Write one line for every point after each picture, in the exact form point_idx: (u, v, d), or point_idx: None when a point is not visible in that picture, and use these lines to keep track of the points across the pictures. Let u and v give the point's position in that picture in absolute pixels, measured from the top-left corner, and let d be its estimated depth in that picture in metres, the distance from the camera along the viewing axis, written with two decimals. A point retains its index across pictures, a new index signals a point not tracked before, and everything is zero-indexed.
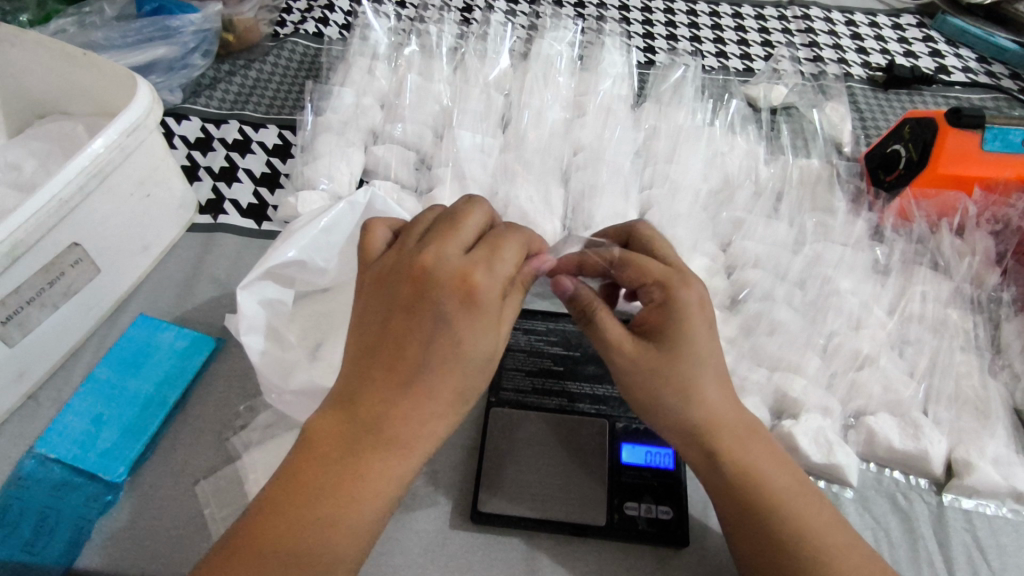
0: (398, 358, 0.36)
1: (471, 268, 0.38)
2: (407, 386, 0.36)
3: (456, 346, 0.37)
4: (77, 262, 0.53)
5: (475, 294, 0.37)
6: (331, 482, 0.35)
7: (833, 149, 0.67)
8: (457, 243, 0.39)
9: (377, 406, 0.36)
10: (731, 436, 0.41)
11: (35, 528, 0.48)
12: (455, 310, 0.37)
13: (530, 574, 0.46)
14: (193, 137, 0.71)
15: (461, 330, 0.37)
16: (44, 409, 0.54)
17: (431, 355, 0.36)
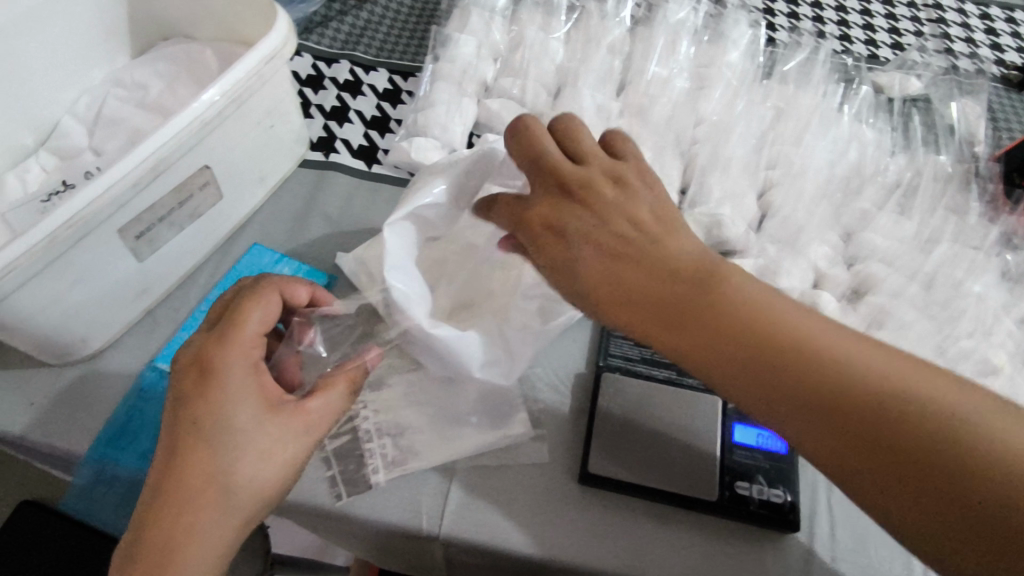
0: (176, 429, 0.38)
1: (208, 345, 0.40)
2: (200, 458, 0.37)
3: (219, 418, 0.38)
4: (205, 185, 0.53)
5: (208, 369, 0.39)
6: (166, 558, 0.35)
7: (967, 148, 0.64)
8: (223, 323, 0.41)
9: (180, 487, 0.36)
10: (763, 324, 0.35)
11: (157, 438, 0.50)
12: (191, 386, 0.39)
13: (636, 540, 0.47)
14: (304, 74, 0.71)
15: (198, 409, 0.38)
16: (160, 326, 0.55)
17: (199, 442, 0.37)
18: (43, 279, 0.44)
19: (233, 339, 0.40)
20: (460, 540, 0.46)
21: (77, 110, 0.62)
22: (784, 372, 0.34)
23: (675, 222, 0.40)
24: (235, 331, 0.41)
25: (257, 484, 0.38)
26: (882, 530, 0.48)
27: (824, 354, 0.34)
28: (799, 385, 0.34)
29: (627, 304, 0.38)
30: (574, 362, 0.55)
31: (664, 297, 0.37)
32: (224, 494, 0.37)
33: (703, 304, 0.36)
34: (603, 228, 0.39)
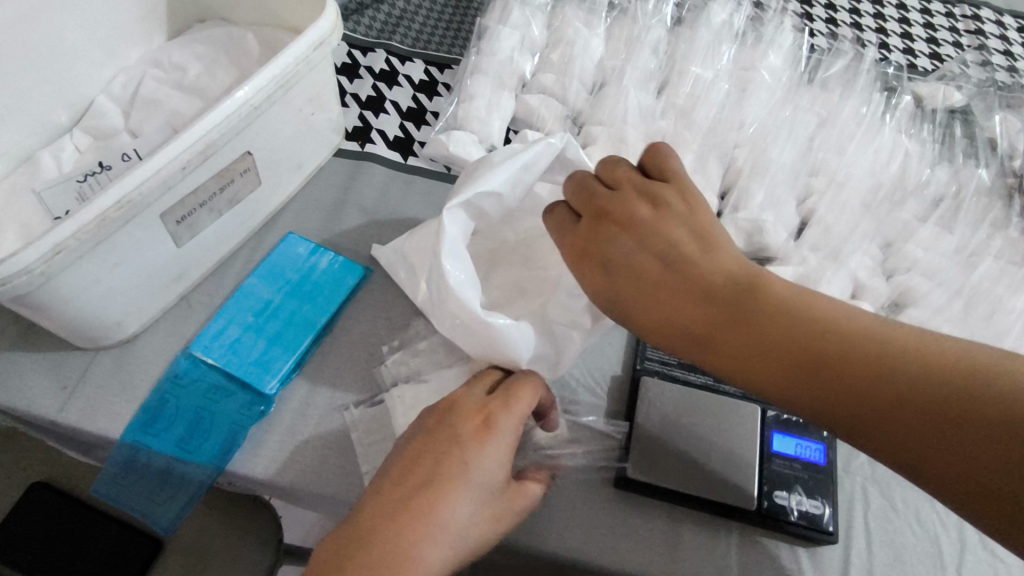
0: (437, 481, 0.37)
1: (495, 407, 0.40)
2: (445, 505, 0.37)
3: (466, 473, 0.38)
4: (246, 171, 0.52)
5: (494, 429, 0.39)
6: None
7: (1007, 163, 0.63)
8: (513, 393, 0.41)
9: (429, 531, 0.36)
10: (784, 326, 0.35)
11: (191, 425, 0.49)
12: (473, 440, 0.39)
13: (672, 545, 0.46)
14: (340, 62, 0.70)
15: (475, 463, 0.38)
16: (195, 312, 0.54)
17: (465, 497, 0.37)
18: (88, 262, 0.43)
19: (518, 416, 0.40)
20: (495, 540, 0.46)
21: (112, 90, 0.61)
22: (802, 373, 0.34)
23: (711, 234, 0.39)
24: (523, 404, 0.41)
25: (472, 551, 0.37)
26: (918, 545, 0.48)
27: (837, 345, 0.33)
28: (820, 378, 0.33)
29: (654, 315, 0.38)
30: (610, 364, 0.54)
31: (688, 315, 0.37)
32: (455, 551, 0.36)
33: (730, 320, 0.36)
34: (641, 254, 0.39)
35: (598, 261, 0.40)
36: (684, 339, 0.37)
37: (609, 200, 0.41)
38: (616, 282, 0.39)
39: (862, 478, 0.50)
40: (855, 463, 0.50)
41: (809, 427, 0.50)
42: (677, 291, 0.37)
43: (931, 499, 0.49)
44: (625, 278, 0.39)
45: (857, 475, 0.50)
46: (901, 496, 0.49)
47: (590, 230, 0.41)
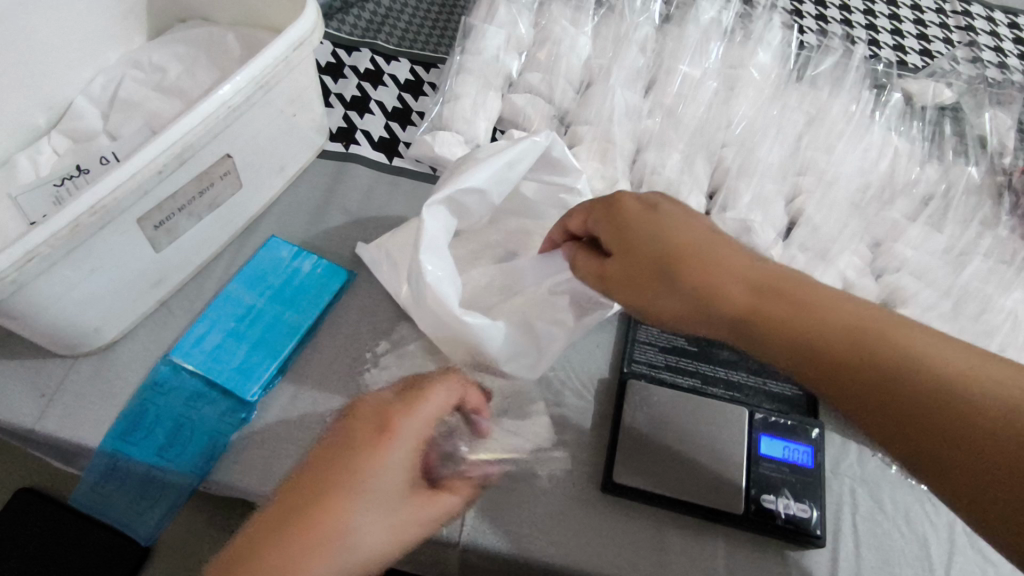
0: (331, 492, 0.35)
1: (398, 412, 0.39)
2: (341, 510, 0.35)
3: (370, 479, 0.36)
4: (226, 174, 0.52)
5: (388, 434, 0.37)
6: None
7: (997, 160, 0.63)
8: (422, 404, 0.39)
9: (323, 545, 0.33)
10: (822, 299, 0.36)
11: (171, 433, 0.48)
12: (363, 444, 0.37)
13: (659, 551, 0.46)
14: (324, 62, 0.69)
15: (361, 464, 0.36)
16: (176, 317, 0.54)
17: (353, 502, 0.35)
18: (61, 270, 0.42)
19: (417, 422, 0.39)
20: (480, 546, 0.46)
21: (91, 91, 0.60)
22: (834, 350, 0.34)
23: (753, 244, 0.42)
24: (431, 411, 0.39)
25: (376, 561, 0.36)
26: (906, 547, 0.47)
27: (871, 324, 0.34)
28: (850, 347, 0.34)
29: (695, 260, 0.39)
30: (597, 367, 0.54)
31: (731, 271, 0.38)
32: (355, 562, 0.34)
33: (776, 283, 0.37)
34: (691, 221, 0.42)
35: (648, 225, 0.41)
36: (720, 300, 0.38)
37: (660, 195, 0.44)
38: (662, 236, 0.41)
39: (850, 480, 0.49)
40: (844, 465, 0.50)
41: (797, 430, 0.49)
42: (726, 259, 0.39)
43: (920, 500, 0.49)
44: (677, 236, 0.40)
45: (846, 477, 0.49)
46: (889, 497, 0.49)
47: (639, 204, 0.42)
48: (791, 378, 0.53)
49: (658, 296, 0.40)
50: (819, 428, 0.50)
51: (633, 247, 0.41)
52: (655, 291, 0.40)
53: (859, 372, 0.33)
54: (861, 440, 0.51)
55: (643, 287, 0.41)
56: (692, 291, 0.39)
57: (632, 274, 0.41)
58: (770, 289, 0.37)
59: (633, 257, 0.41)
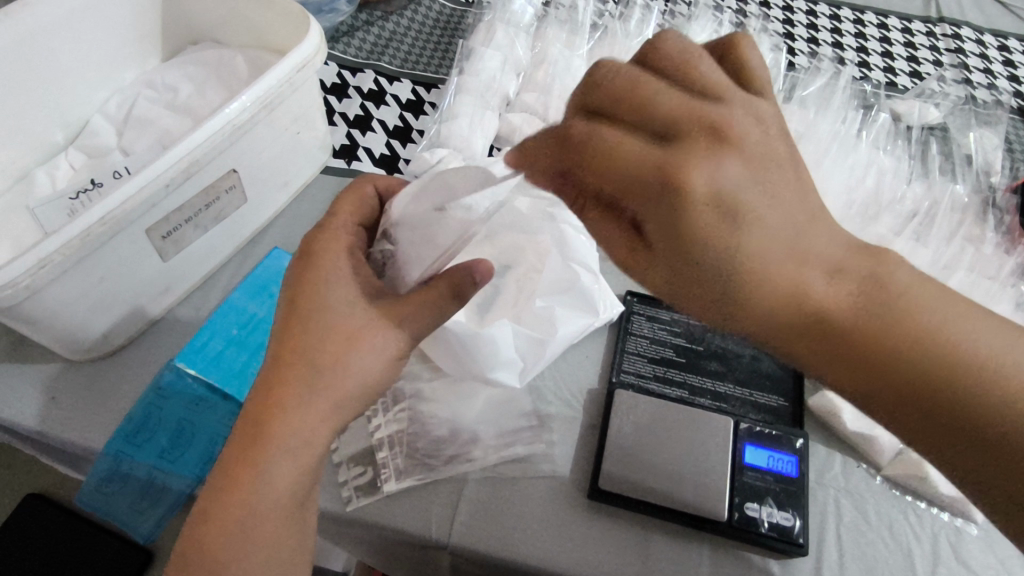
0: (286, 327, 0.40)
1: (309, 246, 0.43)
2: (298, 338, 0.39)
3: (312, 305, 0.40)
4: (231, 188, 0.54)
5: (310, 266, 0.41)
6: (252, 444, 0.37)
7: (983, 179, 0.64)
8: (325, 235, 0.43)
9: (289, 367, 0.38)
10: (811, 303, 0.29)
11: (172, 437, 0.50)
12: (300, 281, 0.41)
13: (643, 557, 0.47)
14: (330, 82, 0.72)
15: (307, 296, 0.40)
16: (181, 324, 0.56)
17: (309, 328, 0.39)
18: (74, 277, 0.45)
19: (326, 247, 0.42)
20: (468, 550, 0.47)
21: (108, 110, 0.63)
22: (892, 345, 0.29)
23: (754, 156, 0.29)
24: (343, 241, 0.43)
25: (352, 371, 0.39)
26: (890, 558, 0.48)
27: (877, 328, 0.29)
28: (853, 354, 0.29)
29: (682, 226, 0.28)
30: (587, 378, 0.55)
31: (703, 233, 0.28)
32: (326, 373, 0.39)
33: (747, 271, 0.29)
34: (646, 134, 0.28)
35: (702, 157, 0.28)
36: (694, 255, 0.29)
37: (702, 49, 0.31)
38: (626, 170, 0.28)
39: (835, 491, 0.50)
40: (829, 476, 0.51)
41: (781, 440, 0.50)
42: (713, 188, 0.28)
43: (903, 511, 0.50)
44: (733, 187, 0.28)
45: (830, 488, 0.50)
46: (874, 508, 0.50)
47: (708, 114, 0.28)
48: (777, 391, 0.54)
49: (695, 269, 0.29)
50: (803, 438, 0.51)
51: (675, 203, 0.28)
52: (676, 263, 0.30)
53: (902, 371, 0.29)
54: (846, 452, 0.52)
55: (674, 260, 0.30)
56: (709, 266, 0.29)
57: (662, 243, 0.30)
58: (829, 260, 0.30)
59: (660, 208, 0.28)
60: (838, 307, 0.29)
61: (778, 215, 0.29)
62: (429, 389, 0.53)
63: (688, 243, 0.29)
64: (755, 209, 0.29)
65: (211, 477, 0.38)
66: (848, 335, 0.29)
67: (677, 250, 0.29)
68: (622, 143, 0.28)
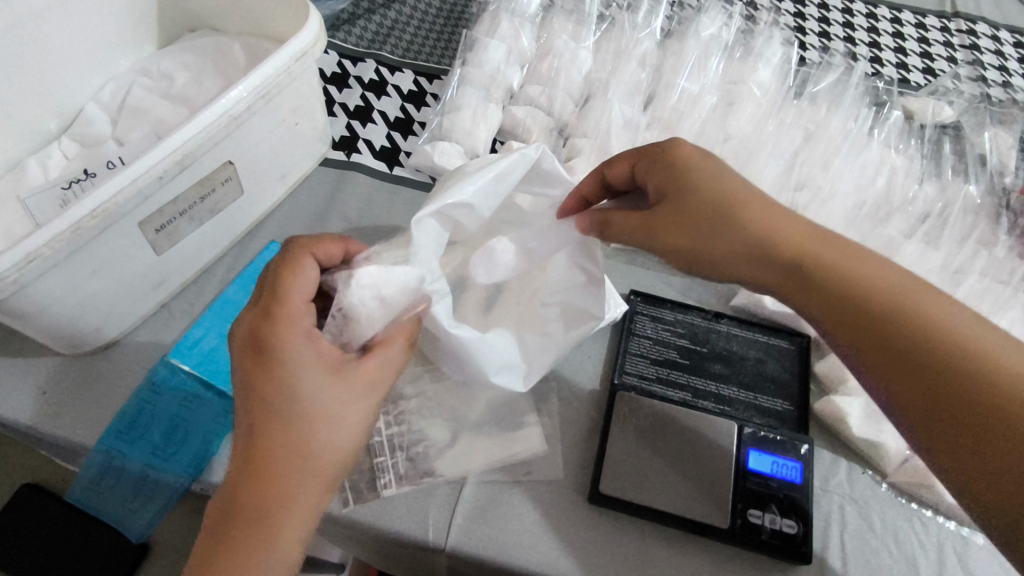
0: (264, 425, 0.38)
1: (257, 329, 0.39)
2: (281, 433, 0.38)
3: (286, 401, 0.38)
4: (227, 180, 0.53)
5: (266, 355, 0.38)
6: (251, 540, 0.37)
7: (997, 179, 0.63)
8: (276, 312, 0.39)
9: (265, 467, 0.37)
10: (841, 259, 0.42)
11: (166, 434, 0.49)
12: (256, 371, 0.38)
13: (644, 564, 0.46)
14: (329, 71, 0.70)
15: (266, 390, 0.38)
16: (175, 319, 0.55)
17: (276, 426, 0.38)
18: (64, 270, 0.44)
19: (280, 335, 0.38)
20: (466, 553, 0.46)
21: (102, 98, 0.62)
22: (864, 276, 0.42)
23: None
24: (294, 319, 0.39)
25: (331, 452, 0.39)
26: (894, 567, 0.47)
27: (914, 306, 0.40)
28: (890, 315, 0.40)
29: (762, 220, 0.43)
30: (589, 379, 0.54)
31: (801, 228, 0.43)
32: (305, 462, 0.38)
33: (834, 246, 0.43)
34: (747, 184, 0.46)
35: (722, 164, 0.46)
36: (785, 224, 0.44)
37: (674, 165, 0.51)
38: (704, 180, 0.44)
39: (839, 497, 0.49)
40: (833, 482, 0.50)
41: (785, 445, 0.49)
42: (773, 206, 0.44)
43: (908, 519, 0.49)
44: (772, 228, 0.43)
45: (834, 494, 0.49)
46: (879, 516, 0.49)
47: None
48: (781, 394, 0.53)
49: (706, 236, 0.44)
50: (808, 444, 0.50)
51: (739, 227, 0.43)
52: (730, 235, 0.43)
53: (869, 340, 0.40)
54: (851, 458, 0.51)
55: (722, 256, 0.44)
56: (768, 236, 0.43)
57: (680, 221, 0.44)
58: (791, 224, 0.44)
59: (737, 235, 0.43)
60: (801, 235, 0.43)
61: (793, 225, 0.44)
62: (427, 389, 0.52)
63: (737, 214, 0.43)
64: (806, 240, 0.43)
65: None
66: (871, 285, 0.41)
67: (766, 233, 0.43)
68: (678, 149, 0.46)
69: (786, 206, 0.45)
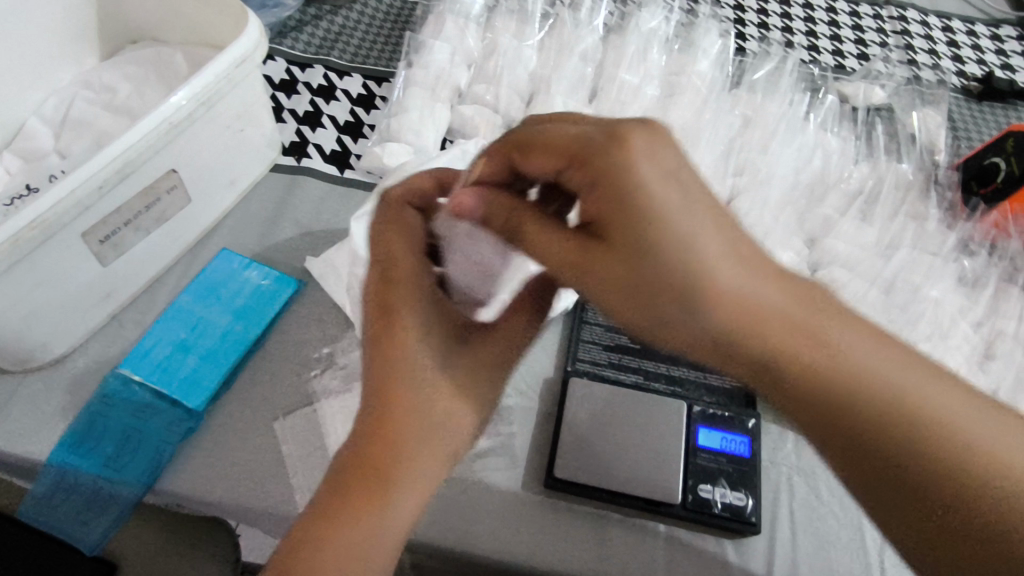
0: (427, 386, 0.42)
1: (394, 282, 0.42)
2: (411, 383, 0.41)
3: (427, 361, 0.42)
4: (172, 188, 0.53)
5: (396, 318, 0.41)
6: (384, 482, 0.39)
7: (927, 157, 0.66)
8: (403, 269, 0.43)
9: (389, 420, 0.40)
10: (796, 352, 0.32)
11: (117, 445, 0.49)
12: (399, 334, 0.41)
13: (600, 543, 0.47)
14: (278, 78, 0.71)
15: (410, 352, 0.41)
16: (127, 330, 0.54)
17: (416, 389, 0.41)
18: (4, 283, 0.43)
19: (400, 324, 0.41)
20: (425, 544, 0.46)
21: (44, 112, 0.61)
22: (819, 374, 0.31)
23: (754, 309, 0.32)
24: (404, 279, 0.42)
25: (457, 404, 0.43)
26: (840, 532, 0.49)
27: (882, 395, 0.31)
28: (848, 423, 0.32)
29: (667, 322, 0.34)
30: (543, 368, 0.55)
31: (742, 293, 0.31)
32: (438, 414, 0.42)
33: (787, 314, 0.32)
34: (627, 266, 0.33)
35: (622, 167, 0.32)
36: (717, 296, 0.32)
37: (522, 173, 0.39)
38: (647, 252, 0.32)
39: (787, 468, 0.51)
40: (781, 454, 0.51)
41: (732, 420, 0.51)
42: (696, 255, 0.31)
43: None
44: (748, 291, 0.32)
45: (782, 466, 0.51)
46: (825, 484, 0.51)
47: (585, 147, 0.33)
48: None
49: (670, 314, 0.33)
50: (754, 419, 0.51)
51: (678, 310, 0.33)
52: (671, 313, 0.33)
53: (865, 429, 0.31)
54: None
55: (685, 311, 0.33)
56: (702, 322, 0.32)
57: (625, 276, 0.33)
58: (740, 296, 0.31)
59: (680, 313, 0.33)
60: (756, 309, 0.31)
61: (738, 276, 0.31)
62: None
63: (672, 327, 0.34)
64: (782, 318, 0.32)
65: (291, 530, 0.38)
66: (813, 386, 0.32)
67: (695, 336, 0.33)
68: (528, 215, 0.37)
69: (711, 231, 0.32)
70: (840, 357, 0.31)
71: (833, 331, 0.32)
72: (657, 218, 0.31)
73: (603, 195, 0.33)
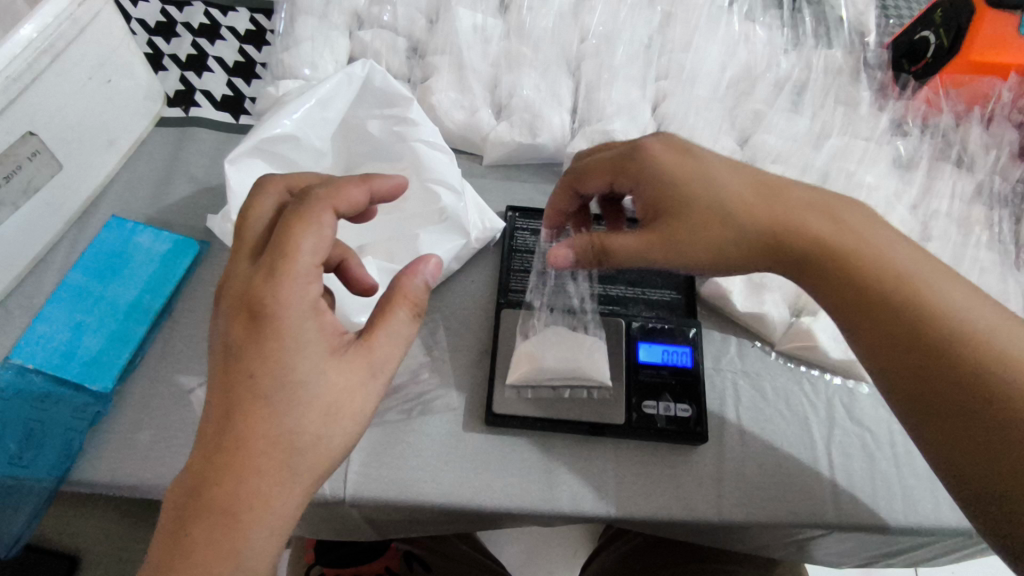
0: (284, 376, 0.32)
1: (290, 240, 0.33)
2: (267, 372, 0.32)
3: (295, 338, 0.33)
4: (36, 154, 0.47)
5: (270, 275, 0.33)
6: (242, 488, 0.31)
7: (857, 38, 0.63)
8: (303, 232, 0.34)
9: (250, 412, 0.32)
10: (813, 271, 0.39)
11: (22, 440, 0.45)
12: (258, 293, 0.33)
13: (548, 473, 0.45)
14: (153, 22, 0.63)
15: (270, 323, 0.32)
16: (14, 318, 0.49)
17: (275, 375, 0.32)
18: None
19: (274, 279, 0.33)
20: (366, 499, 0.43)
21: None
22: (835, 284, 0.39)
23: (756, 229, 0.40)
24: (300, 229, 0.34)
25: (330, 401, 0.33)
26: (788, 429, 0.48)
27: (886, 289, 0.37)
28: (886, 332, 0.37)
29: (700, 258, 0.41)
30: (476, 303, 0.52)
31: (753, 225, 0.40)
32: (303, 403, 0.33)
33: (808, 251, 0.39)
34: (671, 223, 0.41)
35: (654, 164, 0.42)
36: (760, 235, 0.40)
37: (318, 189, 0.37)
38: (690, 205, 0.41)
39: (732, 373, 0.50)
40: (725, 360, 0.50)
41: (674, 333, 0.50)
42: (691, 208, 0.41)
43: (799, 382, 0.50)
44: (768, 218, 0.40)
45: (727, 371, 0.50)
46: (770, 384, 0.50)
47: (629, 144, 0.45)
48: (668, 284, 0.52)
49: (726, 250, 0.40)
50: (695, 328, 0.50)
51: (727, 245, 0.40)
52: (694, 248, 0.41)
53: (913, 332, 0.36)
54: (740, 333, 0.52)
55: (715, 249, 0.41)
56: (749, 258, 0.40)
57: (686, 236, 0.41)
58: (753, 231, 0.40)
59: (730, 243, 0.40)
60: (784, 241, 0.39)
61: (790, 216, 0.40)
62: None
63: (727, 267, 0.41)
64: (813, 208, 0.40)
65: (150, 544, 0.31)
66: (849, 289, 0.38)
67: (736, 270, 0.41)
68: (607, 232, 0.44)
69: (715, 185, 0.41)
70: (881, 271, 0.38)
71: (850, 253, 0.38)
72: (693, 189, 0.41)
73: (648, 179, 0.42)
